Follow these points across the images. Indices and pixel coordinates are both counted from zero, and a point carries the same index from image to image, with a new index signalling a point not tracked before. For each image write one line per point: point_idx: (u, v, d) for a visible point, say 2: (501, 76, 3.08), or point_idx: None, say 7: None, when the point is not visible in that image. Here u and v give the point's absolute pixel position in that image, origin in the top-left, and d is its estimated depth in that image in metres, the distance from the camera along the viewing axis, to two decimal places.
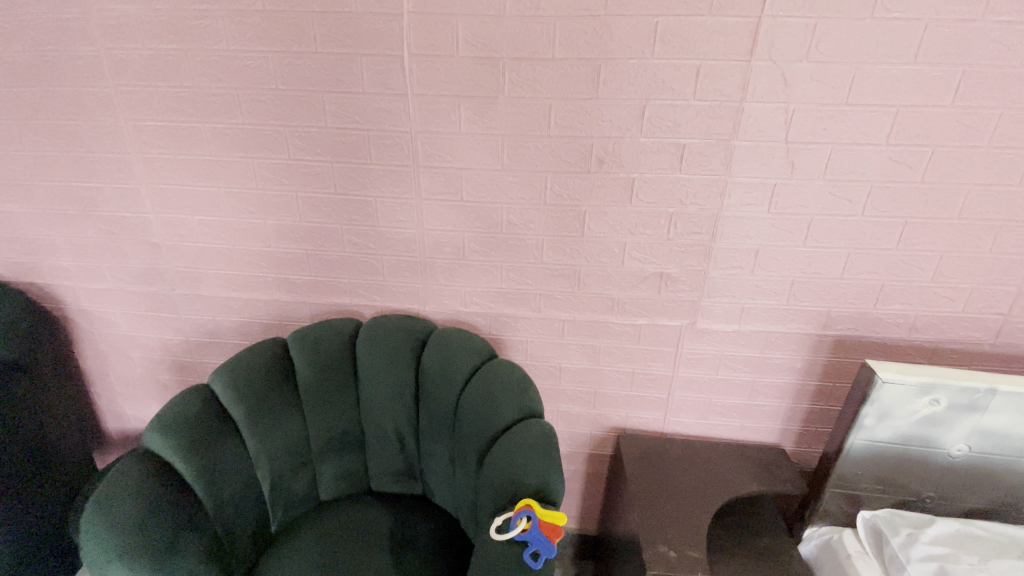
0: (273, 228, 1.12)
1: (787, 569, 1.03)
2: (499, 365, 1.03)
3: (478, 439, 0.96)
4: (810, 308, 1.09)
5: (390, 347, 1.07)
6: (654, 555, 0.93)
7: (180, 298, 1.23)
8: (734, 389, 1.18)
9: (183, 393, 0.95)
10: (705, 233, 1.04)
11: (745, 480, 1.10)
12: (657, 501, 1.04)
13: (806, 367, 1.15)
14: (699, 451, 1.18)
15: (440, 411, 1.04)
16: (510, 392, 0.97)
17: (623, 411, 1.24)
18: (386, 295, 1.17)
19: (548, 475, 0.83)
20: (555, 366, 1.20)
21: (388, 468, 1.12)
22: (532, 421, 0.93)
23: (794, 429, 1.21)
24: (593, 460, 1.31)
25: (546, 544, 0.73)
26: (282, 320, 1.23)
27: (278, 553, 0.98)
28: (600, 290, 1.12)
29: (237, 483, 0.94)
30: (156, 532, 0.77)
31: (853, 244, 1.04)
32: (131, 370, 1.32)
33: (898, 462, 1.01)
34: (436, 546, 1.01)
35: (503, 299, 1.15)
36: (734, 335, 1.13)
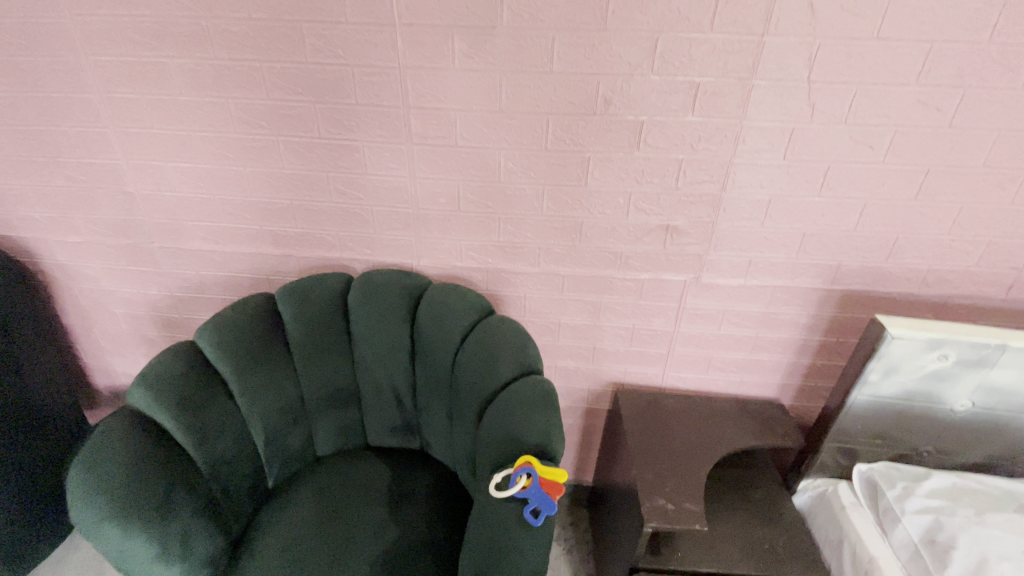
0: (254, 176, 1.05)
1: (781, 520, 1.04)
2: (497, 321, 1.00)
3: (477, 396, 0.93)
4: (819, 262, 1.05)
5: (384, 303, 1.03)
6: (652, 508, 0.93)
7: (160, 252, 1.17)
8: (736, 345, 1.16)
9: (169, 350, 0.91)
10: (715, 182, 0.98)
11: (744, 435, 1.10)
12: (656, 456, 1.04)
13: (811, 322, 1.12)
14: (698, 406, 1.18)
15: (437, 368, 1.01)
16: (509, 349, 0.94)
17: (622, 367, 1.22)
18: (377, 249, 1.11)
19: (549, 433, 0.81)
20: (554, 322, 1.17)
21: (385, 423, 1.10)
22: (532, 378, 0.90)
23: (794, 384, 1.20)
24: (590, 414, 1.31)
25: (547, 502, 0.72)
26: (269, 275, 1.17)
27: (277, 507, 0.98)
28: (602, 244, 1.06)
29: (231, 441, 0.92)
30: (148, 492, 0.76)
31: (871, 194, 0.98)
32: (116, 326, 1.28)
33: (899, 416, 1.01)
34: (436, 501, 1.01)
35: (500, 253, 1.09)
36: (739, 290, 1.10)
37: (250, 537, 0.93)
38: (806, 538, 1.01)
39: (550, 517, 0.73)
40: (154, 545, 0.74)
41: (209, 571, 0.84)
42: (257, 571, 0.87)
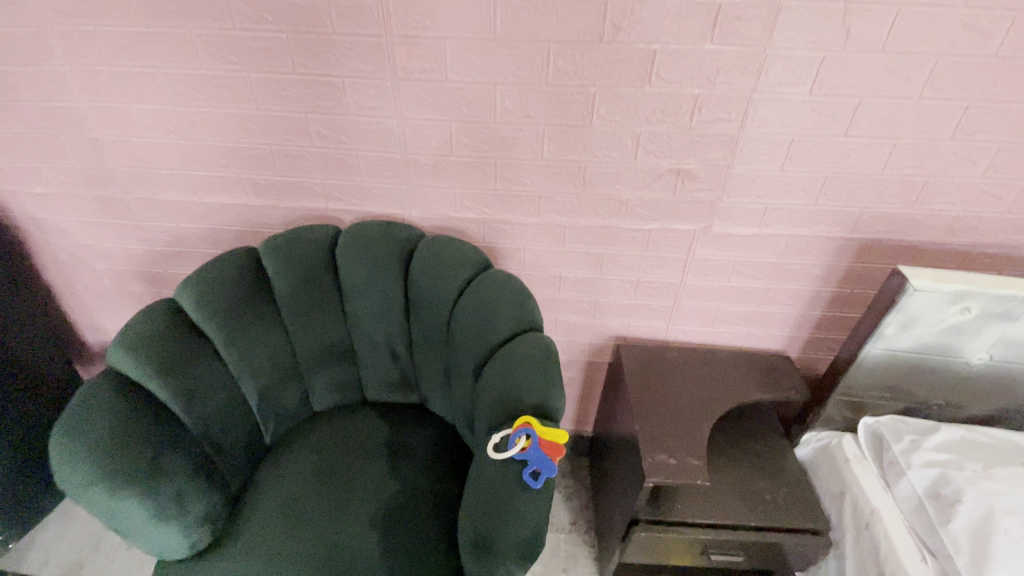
0: (228, 118, 0.96)
1: (782, 472, 1.04)
2: (495, 274, 0.94)
3: (474, 354, 0.89)
4: (839, 209, 0.98)
5: (374, 256, 0.97)
6: (653, 462, 0.92)
7: (136, 203, 1.10)
8: (745, 297, 1.11)
9: (148, 309, 0.86)
10: (733, 120, 0.90)
11: (748, 388, 1.07)
12: (658, 410, 1.01)
13: (825, 273, 1.06)
14: (702, 359, 1.14)
15: (433, 324, 0.97)
16: (507, 304, 0.89)
17: (625, 320, 1.18)
18: (366, 198, 1.04)
19: (549, 392, 0.78)
20: (554, 275, 1.12)
21: (382, 379, 1.08)
22: (531, 335, 0.86)
23: (802, 336, 1.16)
24: (591, 367, 1.28)
25: (547, 463, 0.69)
26: (253, 227, 1.11)
27: (275, 464, 0.98)
28: (606, 190, 0.99)
29: (222, 401, 0.89)
30: (135, 456, 0.73)
31: (903, 133, 0.89)
32: (99, 282, 1.24)
33: (912, 370, 0.97)
34: (436, 455, 1.00)
35: (497, 202, 1.02)
36: (751, 240, 1.03)
37: (249, 494, 0.93)
38: (807, 489, 1.00)
39: (550, 479, 0.70)
40: (147, 507, 0.73)
41: (209, 528, 0.83)
42: (258, 527, 0.87)
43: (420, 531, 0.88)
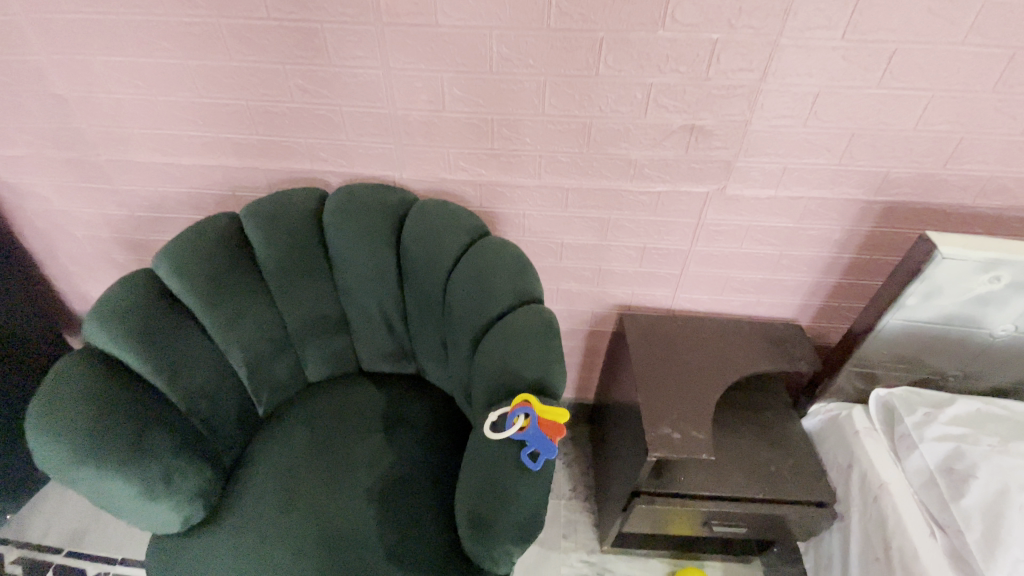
0: (200, 71, 0.88)
1: (789, 443, 1.01)
2: (492, 242, 0.89)
3: (470, 326, 0.85)
4: (863, 169, 0.91)
5: (364, 222, 0.91)
6: (656, 437, 0.88)
7: (111, 165, 1.03)
8: (756, 264, 1.05)
9: (125, 280, 0.82)
10: (754, 69, 0.81)
11: (756, 359, 1.03)
12: (663, 381, 0.98)
13: (844, 238, 1.00)
14: (709, 328, 1.10)
15: (428, 294, 0.92)
16: (505, 275, 0.84)
17: (629, 288, 1.12)
18: (354, 159, 0.97)
19: (549, 367, 0.75)
20: (556, 242, 1.06)
21: (377, 350, 1.04)
22: (531, 307, 0.81)
23: (815, 305, 1.11)
24: (593, 337, 1.24)
25: (547, 444, 0.66)
26: (236, 190, 1.04)
27: (269, 436, 0.95)
28: (613, 149, 0.92)
29: (209, 375, 0.86)
30: (117, 435, 0.71)
31: (941, 84, 0.81)
32: (82, 250, 1.19)
33: (931, 341, 0.93)
34: (434, 427, 0.98)
35: (494, 163, 0.95)
36: (766, 204, 0.97)
37: (243, 467, 0.91)
38: (814, 462, 0.98)
39: (550, 460, 0.67)
40: (134, 485, 0.71)
41: (202, 502, 0.82)
42: (253, 500, 0.86)
43: (419, 504, 0.86)
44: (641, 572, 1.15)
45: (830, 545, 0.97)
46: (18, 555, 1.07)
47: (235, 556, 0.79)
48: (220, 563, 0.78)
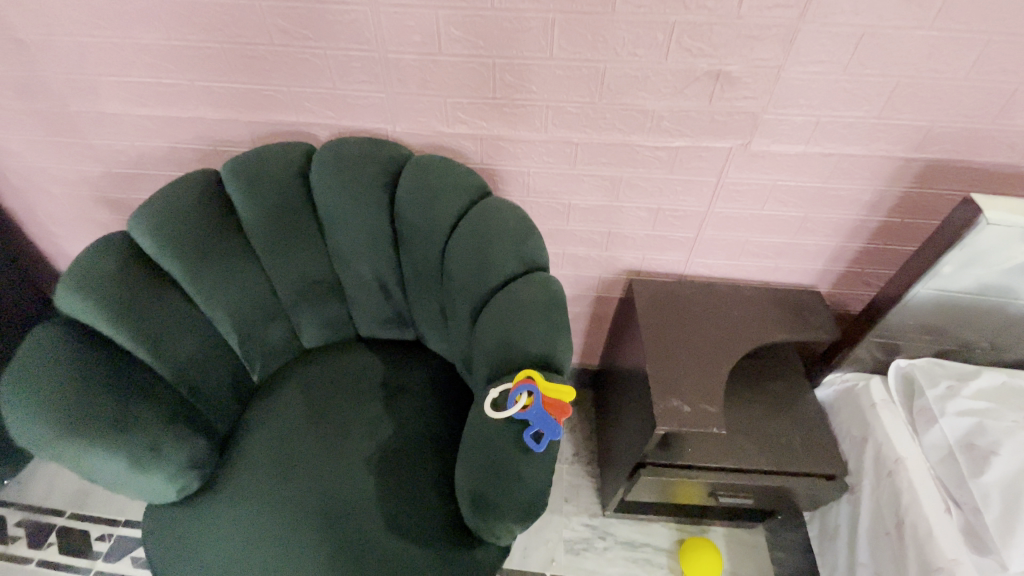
0: (166, 7, 0.78)
1: (801, 414, 0.97)
2: (494, 204, 0.82)
3: (470, 295, 0.79)
4: (905, 123, 0.82)
5: (355, 181, 0.84)
6: (666, 409, 0.84)
7: (82, 117, 0.95)
8: (778, 227, 0.98)
9: (99, 245, 0.76)
10: (793, 5, 0.71)
11: (772, 328, 0.98)
12: (674, 351, 0.93)
13: (875, 199, 0.93)
14: (724, 295, 1.04)
15: (425, 260, 0.86)
16: (508, 240, 0.79)
17: (640, 253, 1.06)
18: (343, 110, 0.89)
19: (554, 341, 0.71)
20: (563, 202, 0.99)
21: (373, 316, 0.99)
22: (535, 276, 0.76)
23: (837, 270, 1.05)
24: (600, 302, 1.19)
25: (548, 424, 0.62)
26: (217, 145, 0.97)
27: (264, 404, 0.92)
28: (627, 99, 0.83)
29: (196, 343, 0.82)
30: (97, 410, 0.67)
31: (1006, 23, 0.71)
32: (61, 209, 1.13)
33: (960, 310, 0.87)
34: (434, 395, 0.95)
35: (497, 114, 0.87)
36: (793, 161, 0.88)
37: (239, 436, 0.88)
38: (827, 434, 0.95)
39: (553, 439, 0.63)
40: (122, 459, 0.69)
41: (197, 473, 0.80)
42: (249, 470, 0.84)
43: (419, 475, 0.84)
44: (643, 536, 1.16)
45: (837, 515, 0.95)
46: (21, 517, 1.07)
47: (232, 525, 0.78)
48: (218, 533, 0.77)
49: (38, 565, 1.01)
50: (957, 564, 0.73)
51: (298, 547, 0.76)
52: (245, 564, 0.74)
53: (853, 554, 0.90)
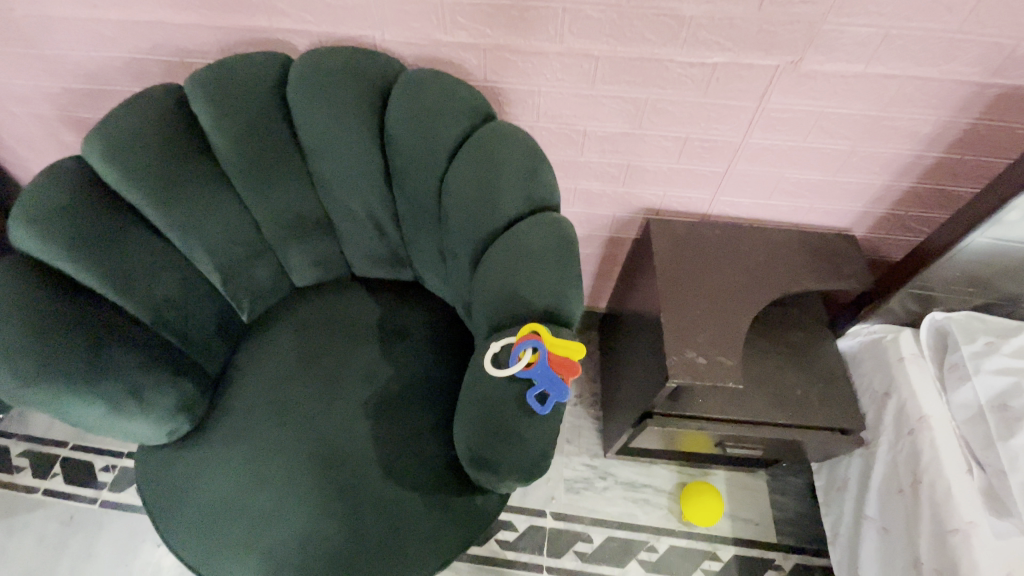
0: None
1: (821, 366, 0.92)
2: (498, 131, 0.72)
3: (470, 236, 0.71)
4: (990, 40, 0.69)
5: (339, 101, 0.73)
6: (678, 362, 0.79)
7: (26, 20, 0.82)
8: (819, 163, 0.87)
9: (54, 173, 0.68)
10: None
11: (800, 276, 0.90)
12: (691, 298, 0.86)
13: (935, 132, 0.81)
14: (749, 237, 0.95)
15: (421, 197, 0.77)
16: (513, 174, 0.69)
17: (659, 189, 0.96)
18: (323, 13, 0.75)
19: (562, 291, 0.64)
20: (578, 130, 0.87)
21: (366, 255, 0.91)
22: (542, 217, 0.68)
23: (877, 213, 0.94)
24: (613, 243, 1.10)
25: (555, 383, 0.57)
26: (184, 56, 0.84)
27: (256, 345, 0.88)
28: (660, 3, 0.69)
29: (174, 282, 0.76)
30: (66, 354, 0.63)
31: None
32: (25, 130, 1.02)
33: (1014, 262, 0.78)
34: (433, 339, 0.89)
35: (503, 21, 0.73)
36: (849, 84, 0.76)
37: (230, 377, 0.85)
38: (846, 388, 0.90)
39: (559, 401, 0.58)
40: (99, 404, 0.65)
41: (187, 415, 0.77)
42: (241, 413, 0.81)
43: (419, 421, 0.81)
44: (644, 477, 1.16)
45: (848, 468, 0.93)
46: (24, 448, 1.09)
47: (228, 469, 0.76)
48: (212, 477, 0.76)
49: (45, 494, 1.04)
50: (973, 527, 0.70)
51: (295, 492, 0.75)
52: (243, 506, 0.74)
53: (860, 508, 0.88)
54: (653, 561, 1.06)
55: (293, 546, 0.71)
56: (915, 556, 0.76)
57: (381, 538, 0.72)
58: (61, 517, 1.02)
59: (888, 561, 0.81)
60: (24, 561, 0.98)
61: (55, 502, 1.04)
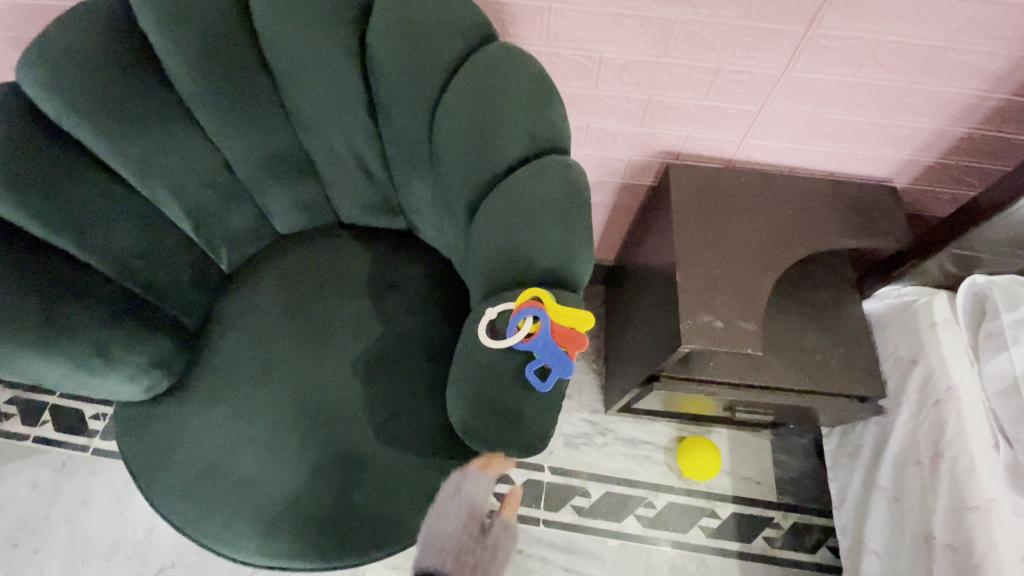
0: None
1: (844, 330, 0.85)
2: (500, 57, 0.61)
3: (466, 182, 0.62)
4: None
5: (311, 17, 0.62)
6: (694, 326, 0.72)
7: None
8: (867, 102, 0.76)
9: None
10: None
11: (832, 232, 0.81)
12: (710, 255, 0.78)
13: (1009, 67, 0.69)
14: (778, 186, 0.86)
15: (410, 136, 0.67)
16: (517, 109, 0.60)
17: (682, 130, 0.85)
18: None
19: (569, 249, 0.56)
20: (592, 57, 0.76)
21: (352, 201, 0.82)
22: (549, 162, 0.59)
23: (925, 162, 0.84)
24: (626, 190, 1.01)
25: (558, 359, 0.52)
26: None
27: (237, 296, 0.82)
28: None
29: (137, 228, 0.69)
30: (19, 308, 0.57)
31: None
32: None
33: None
34: (427, 293, 0.83)
35: None
36: (917, 6, 0.64)
37: (211, 331, 0.79)
38: (869, 354, 0.84)
39: (562, 377, 0.53)
40: (62, 361, 0.60)
41: (165, 372, 0.72)
42: (223, 370, 0.76)
43: (412, 381, 0.76)
44: (645, 434, 1.13)
45: (862, 435, 0.89)
46: (12, 395, 1.07)
47: (210, 429, 0.72)
48: (194, 437, 0.72)
49: (36, 441, 1.04)
50: (993, 504, 0.67)
51: (283, 454, 0.71)
52: (226, 467, 0.70)
53: (872, 475, 0.86)
54: (651, 517, 1.06)
55: (282, 507, 0.69)
56: (927, 530, 0.74)
57: (373, 501, 0.69)
58: (53, 464, 1.02)
59: (898, 530, 0.79)
60: (18, 508, 0.99)
61: (46, 449, 1.03)
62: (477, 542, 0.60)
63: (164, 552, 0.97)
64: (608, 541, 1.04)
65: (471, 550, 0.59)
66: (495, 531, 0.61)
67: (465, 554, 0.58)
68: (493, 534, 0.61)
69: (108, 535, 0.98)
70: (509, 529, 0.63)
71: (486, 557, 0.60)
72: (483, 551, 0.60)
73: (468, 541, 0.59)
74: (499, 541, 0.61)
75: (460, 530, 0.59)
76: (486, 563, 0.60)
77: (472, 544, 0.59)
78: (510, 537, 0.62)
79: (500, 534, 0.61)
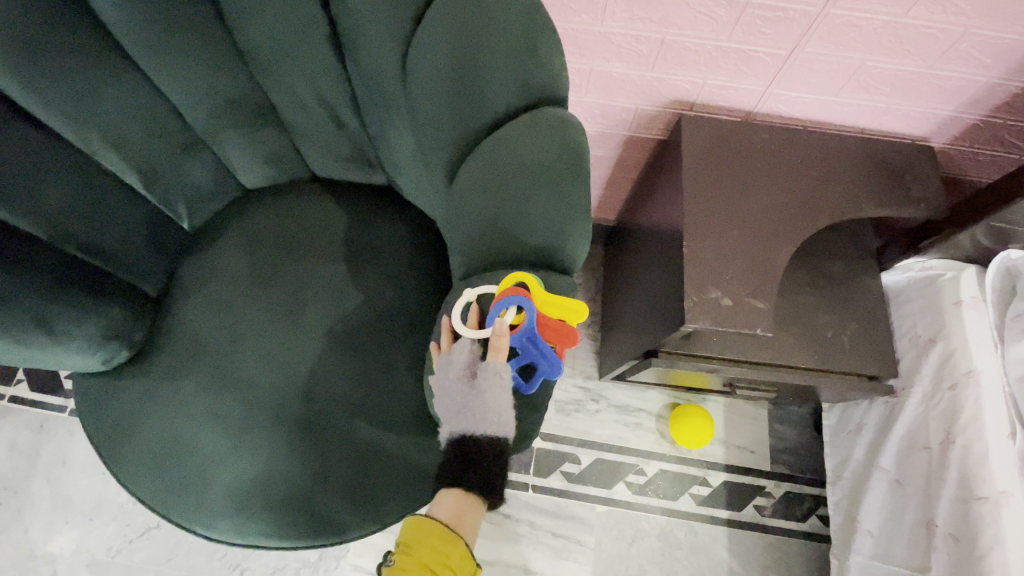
0: None
1: (858, 305, 0.79)
2: None
3: (444, 138, 0.54)
4: None
5: None
6: (698, 303, 0.66)
7: None
8: (914, 48, 0.65)
9: None
10: None
11: (857, 197, 0.73)
12: (721, 221, 0.70)
13: None
14: (801, 143, 0.76)
15: (381, 79, 0.58)
16: (505, 51, 0.50)
17: (698, 77, 0.75)
18: None
19: (560, 221, 0.49)
20: None
21: (323, 153, 0.73)
22: (542, 116, 0.51)
23: (969, 119, 0.74)
24: (632, 144, 0.91)
25: (544, 356, 0.47)
26: None
27: (199, 259, 0.75)
28: None
29: (72, 184, 0.61)
30: None
31: None
32: None
33: None
34: (408, 259, 0.76)
35: None
36: None
37: (172, 297, 0.73)
38: (883, 330, 0.78)
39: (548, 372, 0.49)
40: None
41: (121, 342, 0.67)
42: (187, 340, 0.70)
43: (390, 355, 0.71)
44: (638, 402, 1.10)
45: (866, 413, 0.85)
46: None
47: (174, 404, 0.68)
48: (157, 411, 0.67)
49: (10, 401, 1.00)
50: (1004, 496, 0.64)
51: (253, 430, 0.67)
52: (193, 444, 0.66)
53: (872, 454, 0.83)
54: (641, 483, 1.05)
55: (252, 486, 0.65)
56: (929, 516, 0.72)
57: (348, 480, 0.66)
58: (30, 424, 1.00)
59: (896, 513, 0.77)
60: None
61: (21, 409, 1.00)
62: (469, 395, 0.49)
63: (147, 514, 0.96)
64: (597, 507, 1.03)
65: (468, 404, 0.50)
66: (482, 379, 0.48)
67: (461, 411, 0.50)
68: (481, 384, 0.48)
69: (90, 495, 0.96)
70: (496, 376, 0.48)
71: (479, 408, 0.49)
72: (476, 403, 0.49)
73: (460, 397, 0.50)
74: (490, 390, 0.48)
75: (450, 391, 0.51)
76: (482, 412, 0.49)
77: (466, 400, 0.50)
78: (500, 385, 0.48)
79: (486, 384, 0.48)
